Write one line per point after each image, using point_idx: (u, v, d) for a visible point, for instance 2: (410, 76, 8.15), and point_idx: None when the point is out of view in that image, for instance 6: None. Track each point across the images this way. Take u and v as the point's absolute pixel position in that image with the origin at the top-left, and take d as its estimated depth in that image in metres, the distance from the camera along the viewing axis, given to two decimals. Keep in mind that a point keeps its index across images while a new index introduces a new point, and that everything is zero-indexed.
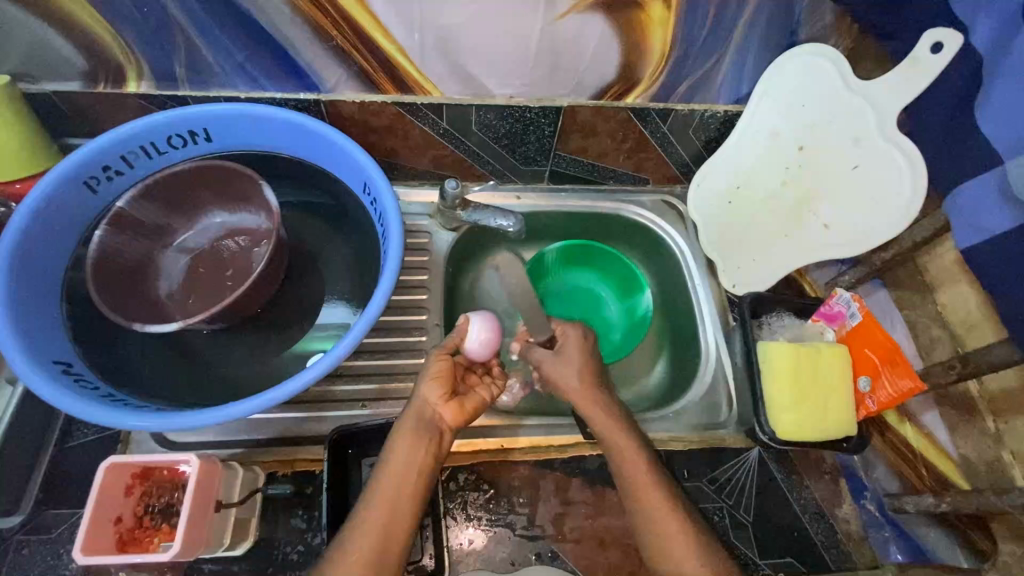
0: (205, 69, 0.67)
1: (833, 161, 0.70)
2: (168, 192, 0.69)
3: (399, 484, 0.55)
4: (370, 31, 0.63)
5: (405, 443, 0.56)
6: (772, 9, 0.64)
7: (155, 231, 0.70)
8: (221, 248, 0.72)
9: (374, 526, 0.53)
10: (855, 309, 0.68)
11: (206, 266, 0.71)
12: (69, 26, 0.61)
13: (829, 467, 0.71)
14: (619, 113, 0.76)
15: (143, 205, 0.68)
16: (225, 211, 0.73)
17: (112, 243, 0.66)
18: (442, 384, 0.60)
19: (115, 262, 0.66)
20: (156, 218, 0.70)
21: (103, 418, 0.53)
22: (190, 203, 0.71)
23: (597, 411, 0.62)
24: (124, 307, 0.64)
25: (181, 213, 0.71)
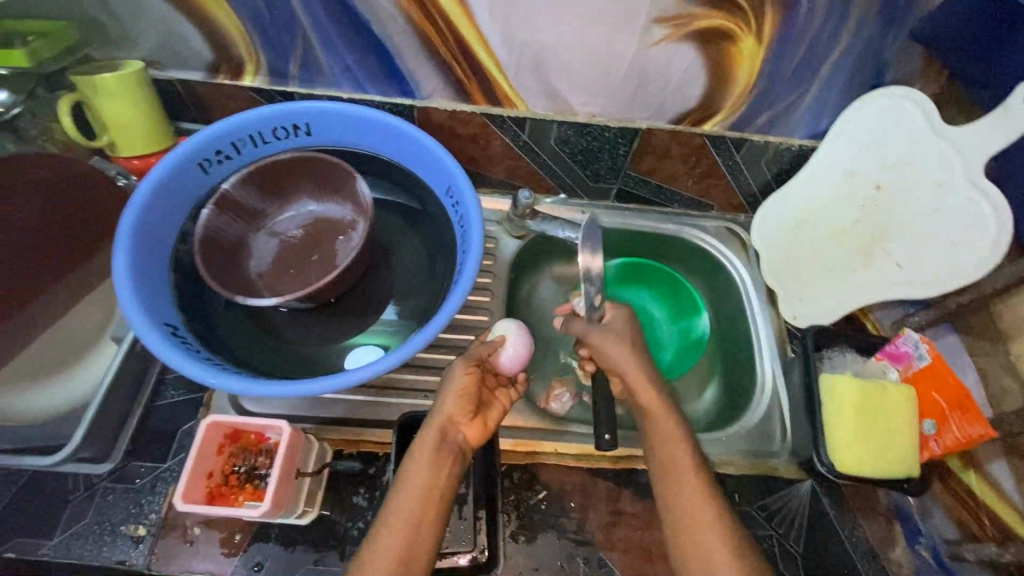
0: (316, 70, 0.72)
1: (910, 202, 0.71)
2: (268, 179, 0.74)
3: (420, 509, 0.56)
4: (473, 44, 0.68)
5: (427, 466, 0.58)
6: (860, 51, 0.66)
7: (250, 214, 0.75)
8: (308, 234, 0.76)
9: (398, 548, 0.54)
10: (923, 351, 0.68)
11: (293, 251, 0.75)
12: (206, 21, 0.67)
13: (884, 508, 0.70)
14: (696, 139, 0.78)
15: (245, 188, 0.73)
16: (315, 201, 0.77)
17: (216, 222, 0.71)
18: (465, 403, 0.62)
19: (216, 239, 0.71)
20: (253, 201, 0.74)
21: (207, 378, 0.58)
22: (285, 190, 0.76)
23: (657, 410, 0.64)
24: (223, 281, 0.69)
25: (275, 199, 0.76)
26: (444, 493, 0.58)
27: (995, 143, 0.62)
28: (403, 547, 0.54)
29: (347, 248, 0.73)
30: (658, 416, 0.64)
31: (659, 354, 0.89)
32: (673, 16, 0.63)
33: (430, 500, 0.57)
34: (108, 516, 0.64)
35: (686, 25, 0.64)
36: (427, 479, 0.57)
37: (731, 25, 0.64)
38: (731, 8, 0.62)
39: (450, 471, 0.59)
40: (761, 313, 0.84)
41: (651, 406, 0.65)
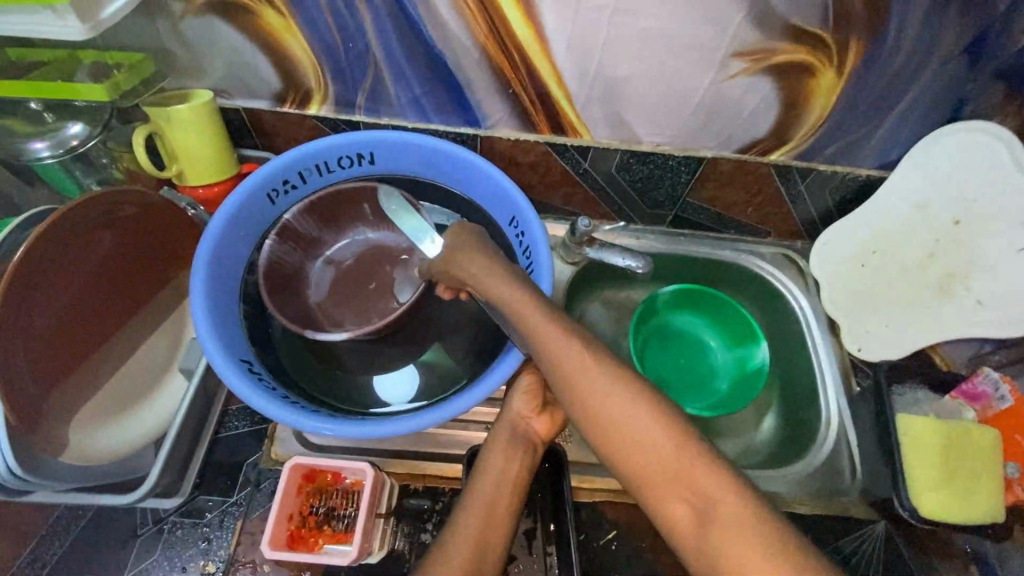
0: (383, 99, 0.72)
1: (991, 239, 0.70)
2: (327, 206, 0.73)
3: (493, 497, 0.56)
4: (545, 76, 0.67)
5: (501, 455, 0.59)
6: (944, 84, 0.64)
7: (308, 241, 0.74)
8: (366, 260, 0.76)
9: (475, 536, 0.53)
10: (1005, 391, 0.66)
11: (353, 278, 0.75)
12: (277, 52, 0.66)
13: (959, 552, 0.69)
14: (761, 168, 0.77)
15: (304, 217, 0.72)
16: (371, 228, 0.76)
17: (278, 251, 0.70)
18: (532, 398, 0.65)
19: (279, 269, 0.70)
20: (312, 228, 0.73)
21: (289, 419, 0.57)
22: (343, 216, 0.74)
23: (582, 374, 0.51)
24: (287, 313, 0.68)
25: (332, 225, 0.75)
26: (516, 484, 0.57)
27: None
28: (477, 533, 0.53)
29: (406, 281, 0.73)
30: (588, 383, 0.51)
31: (713, 383, 0.88)
32: (754, 51, 0.62)
33: (503, 488, 0.57)
34: (177, 552, 0.63)
35: (765, 59, 0.63)
36: (499, 471, 0.58)
37: (813, 60, 0.63)
38: (814, 43, 0.61)
39: (522, 463, 0.59)
40: (824, 346, 0.81)
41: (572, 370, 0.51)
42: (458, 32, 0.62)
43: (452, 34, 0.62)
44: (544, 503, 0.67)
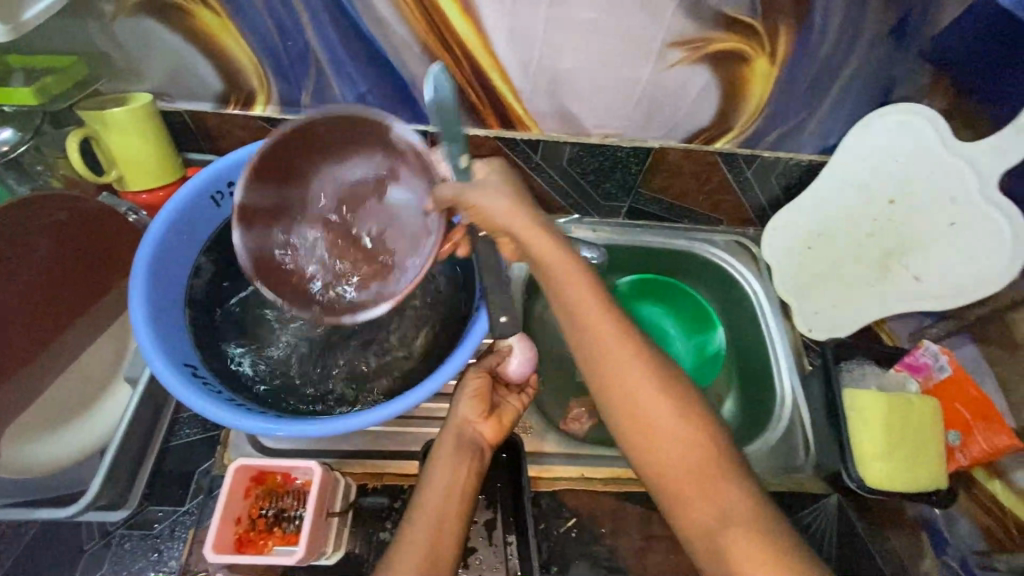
0: (328, 98, 0.71)
1: (924, 217, 0.71)
2: (279, 160, 0.58)
3: (441, 506, 0.56)
4: (488, 71, 0.67)
5: (448, 466, 0.58)
6: (873, 68, 0.66)
7: (278, 209, 0.60)
8: (359, 200, 0.62)
9: (426, 550, 0.53)
10: (943, 362, 0.69)
11: (355, 223, 0.62)
12: (216, 52, 0.65)
13: (909, 519, 0.71)
14: (708, 156, 0.79)
15: (263, 181, 0.58)
16: (337, 171, 0.61)
17: (254, 245, 0.59)
18: (479, 402, 0.63)
19: (264, 257, 0.59)
20: (274, 194, 0.59)
21: (229, 420, 0.56)
22: (297, 161, 0.59)
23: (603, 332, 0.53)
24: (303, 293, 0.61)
25: (293, 179, 0.60)
26: (464, 490, 0.58)
27: (1010, 160, 0.62)
28: (426, 544, 0.53)
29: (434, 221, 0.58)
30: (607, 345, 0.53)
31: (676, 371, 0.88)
32: (689, 40, 0.63)
33: (450, 496, 0.57)
34: (127, 564, 0.63)
35: (702, 48, 0.64)
36: (448, 481, 0.57)
37: (746, 48, 0.64)
38: (745, 31, 0.63)
39: (469, 468, 0.59)
40: (778, 329, 0.82)
41: (593, 330, 0.53)
42: (397, 27, 0.62)
43: (392, 31, 0.62)
44: (505, 493, 0.67)
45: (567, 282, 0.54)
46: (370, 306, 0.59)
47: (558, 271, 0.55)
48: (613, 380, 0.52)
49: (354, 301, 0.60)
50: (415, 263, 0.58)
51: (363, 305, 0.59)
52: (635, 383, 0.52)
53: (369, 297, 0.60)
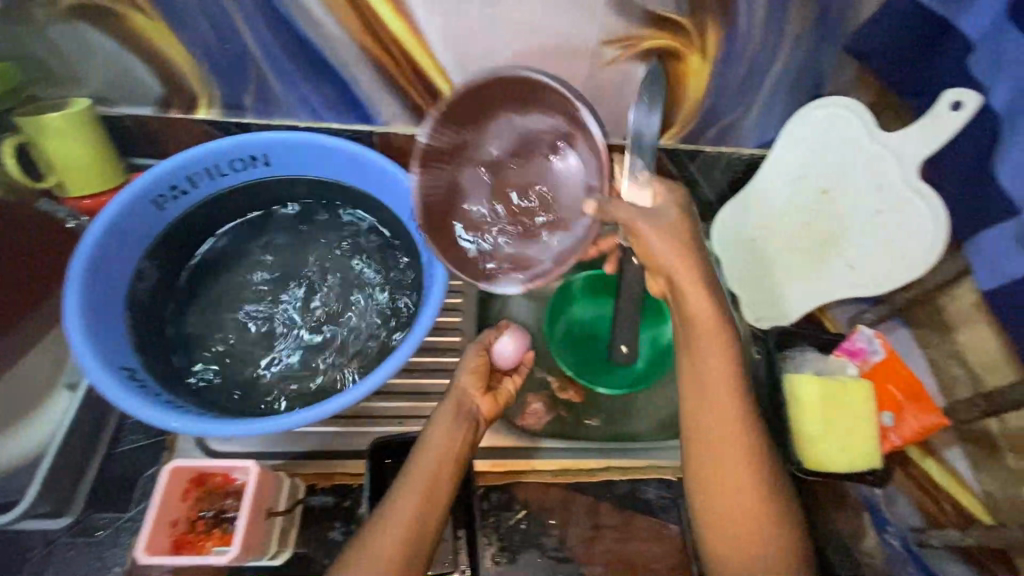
0: (272, 99, 0.72)
1: (855, 206, 0.73)
2: (465, 107, 0.66)
3: (434, 475, 0.58)
4: (428, 71, 0.68)
5: (445, 432, 0.61)
6: (800, 63, 0.68)
7: (455, 153, 0.69)
8: (530, 166, 0.70)
9: (415, 511, 0.55)
10: (878, 345, 0.72)
11: (517, 207, 0.70)
12: (153, 55, 0.66)
13: (852, 500, 0.73)
14: (653, 152, 0.80)
15: (440, 129, 0.66)
16: (518, 117, 0.68)
17: (427, 184, 0.67)
18: (478, 378, 0.66)
19: (432, 200, 0.68)
20: (452, 138, 0.68)
21: (157, 419, 0.56)
22: (488, 114, 0.67)
23: (720, 392, 0.58)
24: (447, 248, 0.68)
25: (474, 126, 0.68)
26: (457, 459, 0.60)
27: (929, 145, 0.63)
28: (415, 509, 0.55)
29: (586, 220, 0.65)
30: (712, 388, 0.58)
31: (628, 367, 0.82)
32: (622, 38, 0.65)
33: (445, 462, 0.59)
34: (71, 571, 0.63)
35: (635, 46, 0.66)
36: (443, 448, 0.60)
37: (677, 45, 0.66)
38: (675, 29, 0.65)
39: (463, 439, 0.61)
40: None
41: (709, 375, 0.58)
42: (333, 28, 0.63)
43: (328, 32, 0.63)
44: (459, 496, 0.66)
45: (704, 342, 0.58)
46: (506, 278, 0.67)
47: (702, 329, 0.58)
48: (708, 434, 0.57)
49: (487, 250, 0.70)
50: (564, 239, 0.67)
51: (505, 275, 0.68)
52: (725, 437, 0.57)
53: (517, 254, 0.69)
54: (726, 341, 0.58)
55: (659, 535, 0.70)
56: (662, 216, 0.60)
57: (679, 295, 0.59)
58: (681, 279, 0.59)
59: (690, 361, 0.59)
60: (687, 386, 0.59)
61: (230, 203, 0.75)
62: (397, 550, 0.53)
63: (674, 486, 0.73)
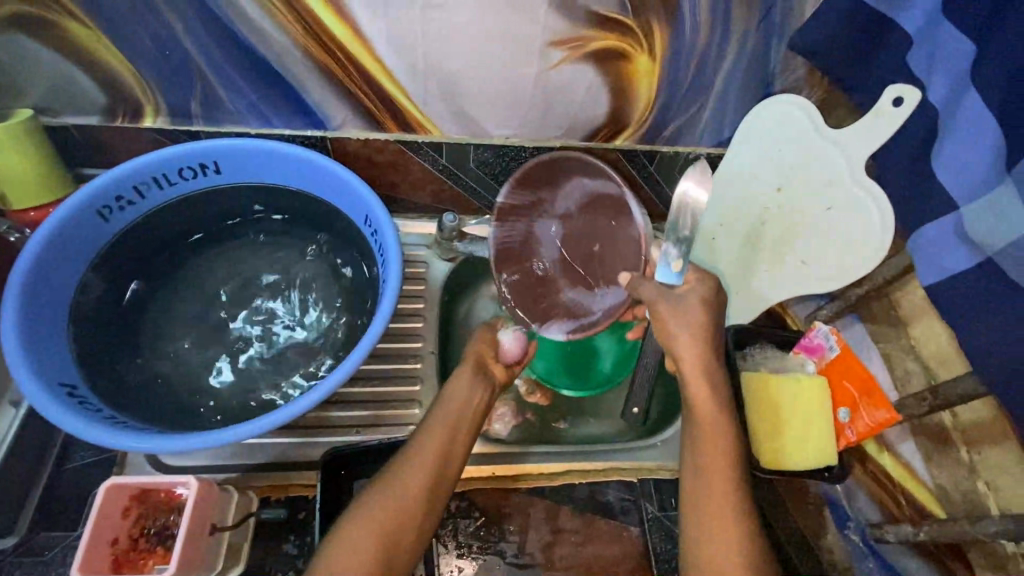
0: (219, 106, 0.71)
1: (808, 203, 0.72)
2: (538, 172, 0.72)
3: (458, 419, 0.60)
4: (376, 74, 0.67)
5: (466, 387, 0.63)
6: (748, 61, 0.68)
7: (532, 208, 0.74)
8: (591, 223, 0.73)
9: (439, 454, 0.57)
10: (833, 342, 0.72)
11: (575, 255, 0.73)
12: (92, 63, 0.64)
13: (813, 497, 0.73)
14: (609, 153, 0.80)
15: (515, 192, 0.73)
16: (590, 181, 0.72)
17: (502, 236, 0.74)
18: (494, 346, 0.68)
19: (507, 247, 0.74)
20: (530, 197, 0.74)
21: (99, 437, 0.55)
22: (558, 175, 0.73)
23: (718, 480, 0.56)
24: (515, 289, 0.74)
25: (550, 184, 0.73)
26: (479, 408, 0.63)
27: (877, 140, 0.63)
28: (441, 448, 0.58)
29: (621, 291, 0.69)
30: (704, 482, 0.56)
31: (596, 365, 0.82)
32: (568, 39, 0.64)
33: (469, 409, 0.61)
34: None
35: (583, 47, 0.65)
36: (463, 401, 0.62)
37: (624, 45, 0.66)
38: (621, 29, 0.64)
39: (485, 393, 0.64)
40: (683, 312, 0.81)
41: (710, 468, 0.56)
42: (275, 33, 0.62)
43: (268, 36, 0.62)
44: None
45: (709, 435, 0.57)
46: (555, 324, 0.72)
47: (707, 424, 0.58)
48: (702, 522, 0.54)
49: (558, 299, 0.73)
50: (615, 298, 0.70)
51: (556, 320, 0.72)
52: (723, 522, 0.54)
53: (574, 304, 0.73)
54: (728, 436, 0.57)
55: (617, 537, 0.73)
56: (684, 303, 0.61)
57: (686, 385, 0.60)
58: (691, 372, 0.59)
59: (696, 454, 0.58)
60: (687, 475, 0.58)
61: (181, 212, 0.73)
62: (424, 480, 0.55)
63: (634, 487, 0.75)
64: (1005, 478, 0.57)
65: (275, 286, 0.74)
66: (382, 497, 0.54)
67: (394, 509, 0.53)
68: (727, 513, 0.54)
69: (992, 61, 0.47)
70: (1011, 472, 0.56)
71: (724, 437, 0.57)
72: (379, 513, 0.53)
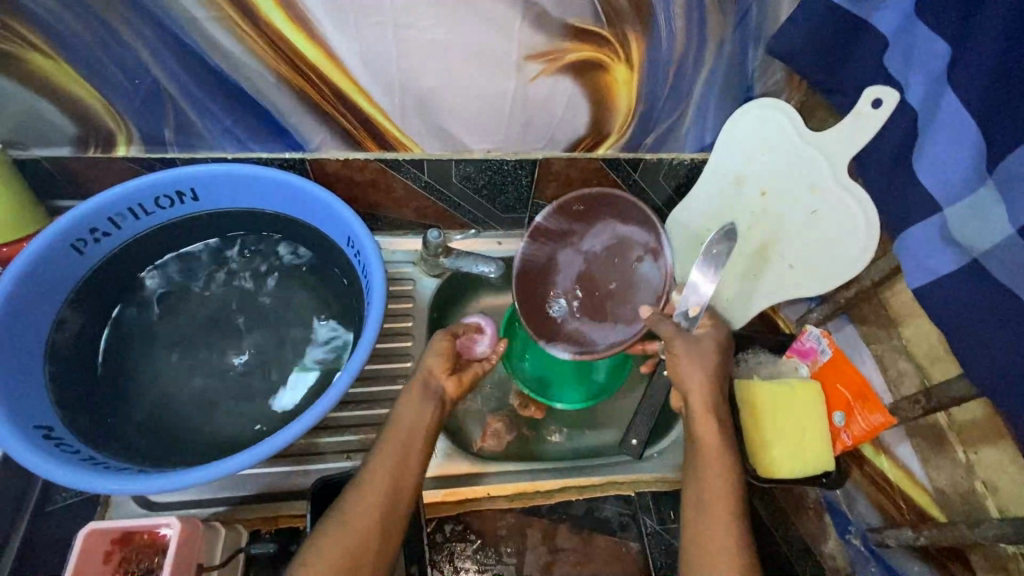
0: (193, 131, 0.69)
1: (790, 207, 0.72)
2: (577, 204, 0.71)
3: (405, 451, 0.57)
4: (351, 95, 0.66)
5: (415, 407, 0.60)
6: (727, 66, 0.68)
7: (561, 236, 0.73)
8: (612, 266, 0.72)
9: (389, 481, 0.55)
10: (825, 345, 0.72)
11: (593, 289, 0.73)
12: (59, 96, 0.63)
13: (813, 502, 0.75)
14: (592, 163, 0.79)
15: (553, 215, 0.72)
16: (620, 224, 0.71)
17: (529, 253, 0.73)
18: (446, 359, 0.64)
19: (532, 268, 0.73)
20: (562, 226, 0.72)
21: (80, 482, 0.54)
22: (593, 211, 0.71)
23: (717, 510, 0.55)
24: (532, 309, 0.73)
25: (583, 220, 0.72)
26: (429, 434, 0.59)
27: (857, 141, 0.63)
28: (383, 488, 0.55)
29: (637, 326, 0.68)
30: (702, 506, 0.56)
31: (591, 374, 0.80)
32: (544, 52, 0.64)
33: (418, 438, 0.58)
34: None
35: (558, 59, 0.65)
36: (414, 423, 0.59)
37: (601, 56, 0.65)
38: (597, 40, 0.63)
39: (434, 414, 0.60)
40: None
41: (711, 497, 0.56)
42: (244, 58, 0.61)
43: (238, 61, 0.61)
44: (415, 545, 0.65)
45: (710, 461, 0.57)
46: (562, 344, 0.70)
47: (709, 457, 0.57)
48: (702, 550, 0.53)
49: (566, 326, 0.72)
50: (621, 333, 0.69)
51: (563, 341, 0.70)
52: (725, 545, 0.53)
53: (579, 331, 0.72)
54: (730, 470, 0.57)
55: (617, 553, 0.73)
56: (700, 340, 0.62)
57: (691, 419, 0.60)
58: (696, 405, 0.59)
59: (698, 487, 0.57)
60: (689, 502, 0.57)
61: (159, 239, 0.71)
62: (374, 520, 0.54)
63: (632, 501, 0.75)
64: (1002, 478, 0.56)
65: (255, 315, 0.72)
66: (325, 546, 0.52)
67: (345, 551, 0.52)
68: (723, 545, 0.53)
69: (969, 61, 0.47)
70: (1008, 472, 0.56)
71: (727, 472, 0.57)
72: (329, 557, 0.52)
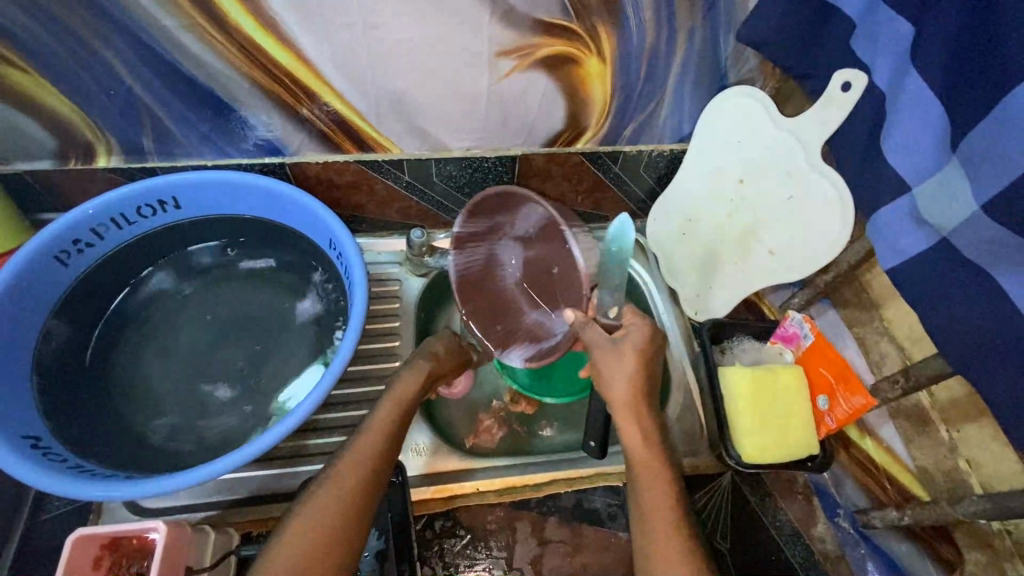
0: (172, 140, 0.70)
1: (768, 194, 0.72)
2: (490, 202, 0.69)
3: (396, 426, 0.60)
4: (327, 98, 0.67)
5: (416, 380, 0.64)
6: (699, 56, 0.68)
7: (488, 235, 0.71)
8: (550, 248, 0.67)
9: (385, 444, 0.58)
10: (807, 329, 0.72)
11: (538, 270, 0.69)
12: (36, 110, 0.64)
13: (801, 487, 0.75)
14: (572, 157, 0.80)
15: (468, 220, 0.69)
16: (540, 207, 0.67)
17: (460, 263, 0.71)
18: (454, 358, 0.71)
19: (469, 275, 0.71)
20: (483, 225, 0.70)
21: (66, 490, 0.55)
22: (511, 202, 0.68)
23: (672, 510, 0.55)
24: (475, 312, 0.71)
25: (505, 212, 0.69)
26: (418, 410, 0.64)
27: (827, 129, 0.63)
28: (376, 456, 0.57)
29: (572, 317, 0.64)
30: (657, 504, 0.55)
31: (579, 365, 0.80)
32: (515, 49, 0.64)
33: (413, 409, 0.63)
34: None
35: (531, 55, 0.65)
36: (409, 394, 0.63)
37: (572, 50, 0.65)
38: (568, 35, 0.63)
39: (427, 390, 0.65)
40: (662, 300, 0.88)
41: (672, 497, 0.56)
42: (217, 64, 0.61)
43: (212, 69, 0.62)
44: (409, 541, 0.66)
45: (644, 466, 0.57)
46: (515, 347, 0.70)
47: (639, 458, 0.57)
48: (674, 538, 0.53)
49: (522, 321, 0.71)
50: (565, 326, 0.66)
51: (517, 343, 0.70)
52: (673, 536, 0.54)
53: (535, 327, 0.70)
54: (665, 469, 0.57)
55: (608, 543, 0.73)
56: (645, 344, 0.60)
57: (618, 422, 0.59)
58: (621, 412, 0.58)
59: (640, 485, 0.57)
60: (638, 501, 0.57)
61: (144, 247, 0.72)
62: (363, 482, 0.55)
63: (620, 492, 0.75)
64: (984, 455, 0.57)
65: (239, 320, 0.73)
66: (325, 499, 0.54)
67: (339, 505, 0.53)
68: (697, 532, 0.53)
69: (931, 41, 0.47)
70: (990, 449, 0.56)
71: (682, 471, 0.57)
72: (327, 510, 0.53)
